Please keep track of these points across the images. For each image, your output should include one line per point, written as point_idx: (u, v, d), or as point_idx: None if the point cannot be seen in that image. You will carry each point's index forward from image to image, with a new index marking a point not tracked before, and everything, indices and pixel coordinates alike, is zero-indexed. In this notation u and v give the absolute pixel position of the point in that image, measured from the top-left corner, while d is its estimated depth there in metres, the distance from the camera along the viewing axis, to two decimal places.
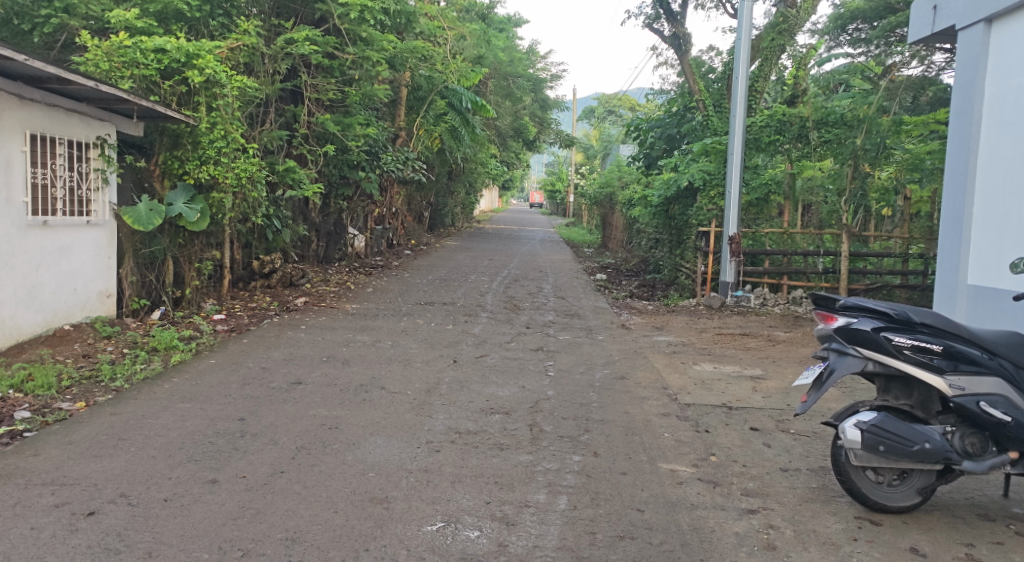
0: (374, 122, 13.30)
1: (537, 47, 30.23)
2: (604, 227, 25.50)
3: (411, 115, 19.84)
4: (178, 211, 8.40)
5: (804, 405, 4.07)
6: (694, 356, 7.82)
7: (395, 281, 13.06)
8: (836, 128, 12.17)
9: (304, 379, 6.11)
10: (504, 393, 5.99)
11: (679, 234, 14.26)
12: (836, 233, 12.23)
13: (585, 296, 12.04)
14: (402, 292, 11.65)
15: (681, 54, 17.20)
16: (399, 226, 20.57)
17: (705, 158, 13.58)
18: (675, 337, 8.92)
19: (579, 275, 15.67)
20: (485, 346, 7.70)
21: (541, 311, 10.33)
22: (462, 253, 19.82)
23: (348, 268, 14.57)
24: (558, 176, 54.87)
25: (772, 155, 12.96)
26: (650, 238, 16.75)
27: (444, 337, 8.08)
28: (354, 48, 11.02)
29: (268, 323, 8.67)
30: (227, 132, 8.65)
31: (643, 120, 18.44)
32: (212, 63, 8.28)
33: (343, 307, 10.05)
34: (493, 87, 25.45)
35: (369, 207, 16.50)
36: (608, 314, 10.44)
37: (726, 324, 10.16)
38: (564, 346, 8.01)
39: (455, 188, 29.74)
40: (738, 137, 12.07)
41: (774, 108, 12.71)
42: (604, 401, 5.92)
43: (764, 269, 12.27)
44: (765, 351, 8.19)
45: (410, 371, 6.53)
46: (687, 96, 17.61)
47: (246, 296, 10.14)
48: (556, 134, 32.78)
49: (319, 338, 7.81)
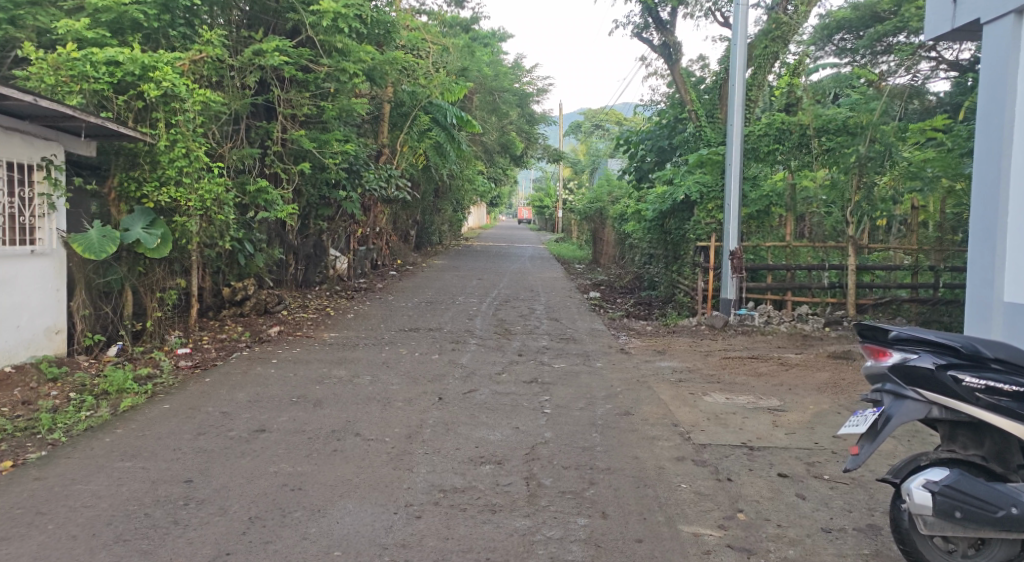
0: (354, 139, 12.66)
1: (522, 61, 29.79)
2: (595, 243, 24.95)
3: (395, 131, 19.22)
4: (135, 237, 7.68)
5: (855, 459, 3.43)
6: (702, 385, 7.16)
7: (378, 305, 12.40)
8: (837, 136, 11.56)
9: (269, 426, 5.40)
10: (496, 436, 5.30)
11: (676, 250, 13.67)
12: (842, 245, 11.63)
13: (580, 318, 11.39)
14: (385, 317, 10.96)
15: (671, 64, 16.54)
16: (384, 246, 19.87)
17: (700, 170, 12.99)
18: (679, 363, 8.26)
19: (572, 294, 15.04)
20: (473, 378, 7.01)
21: (534, 335, 9.66)
22: (449, 273, 19.15)
23: (328, 291, 13.89)
24: (546, 193, 54.44)
25: (770, 166, 12.40)
26: (645, 252, 16.16)
27: (429, 369, 7.39)
28: (330, 59, 10.37)
29: (237, 357, 7.96)
30: (189, 149, 7.92)
31: (633, 133, 17.96)
32: (170, 75, 7.58)
33: (321, 336, 9.34)
34: (478, 101, 24.92)
35: (351, 228, 15.86)
36: (605, 338, 9.76)
37: (732, 346, 9.51)
38: (560, 376, 7.34)
39: (442, 206, 29.12)
40: (735, 147, 11.51)
41: (772, 116, 12.16)
42: (609, 444, 5.24)
43: (767, 285, 11.65)
44: (779, 377, 7.53)
45: (389, 412, 5.83)
46: (677, 107, 17.07)
47: (216, 326, 9.43)
48: (543, 148, 32.26)
49: (292, 374, 7.11)
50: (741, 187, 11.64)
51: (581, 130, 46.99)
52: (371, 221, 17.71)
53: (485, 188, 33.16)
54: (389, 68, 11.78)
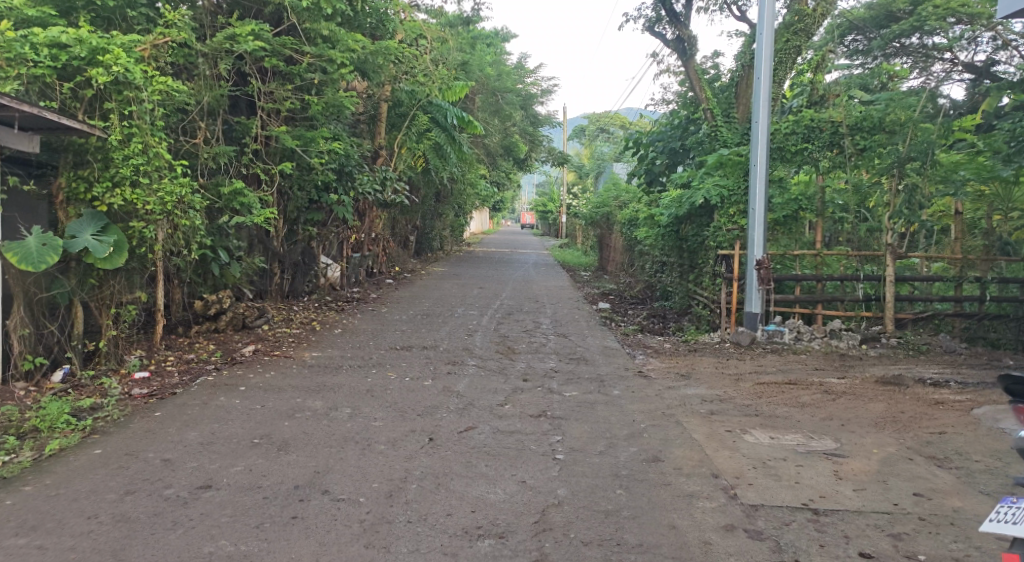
0: (345, 138, 11.67)
1: (525, 61, 28.82)
2: (601, 249, 23.92)
3: (392, 131, 18.25)
4: (82, 244, 6.66)
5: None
6: (739, 419, 6.14)
7: (370, 318, 11.36)
8: (874, 134, 10.63)
9: (217, 479, 4.39)
10: (497, 494, 4.31)
11: (693, 258, 12.65)
12: (878, 253, 10.60)
13: (590, 334, 10.36)
14: (375, 333, 9.92)
15: (686, 60, 15.53)
16: (380, 253, 18.85)
17: (720, 172, 11.96)
18: (706, 390, 7.22)
19: (580, 306, 14.00)
20: (471, 412, 5.98)
21: (541, 355, 8.64)
22: (449, 281, 18.11)
23: (317, 303, 12.87)
24: (549, 198, 53.43)
25: (798, 167, 11.35)
26: (657, 259, 15.21)
27: (420, 399, 6.37)
28: (314, 48, 9.35)
29: (200, 383, 6.94)
30: (147, 145, 6.93)
31: (643, 134, 16.91)
32: (123, 59, 6.57)
33: (301, 356, 8.31)
34: (479, 102, 23.99)
35: (343, 233, 14.86)
36: (620, 358, 8.72)
37: (762, 368, 8.48)
38: (572, 408, 6.31)
39: (443, 210, 28.14)
40: (760, 146, 10.49)
41: (799, 113, 11.13)
42: (636, 505, 4.25)
43: (795, 297, 10.60)
44: (827, 409, 6.49)
45: (369, 460, 4.83)
46: (690, 106, 16.08)
47: (184, 345, 8.44)
48: (547, 151, 31.21)
49: (259, 405, 6.09)
50: (767, 190, 10.65)
51: (584, 134, 46.05)
52: (366, 227, 16.71)
53: (486, 192, 32.17)
54: (384, 62, 10.82)
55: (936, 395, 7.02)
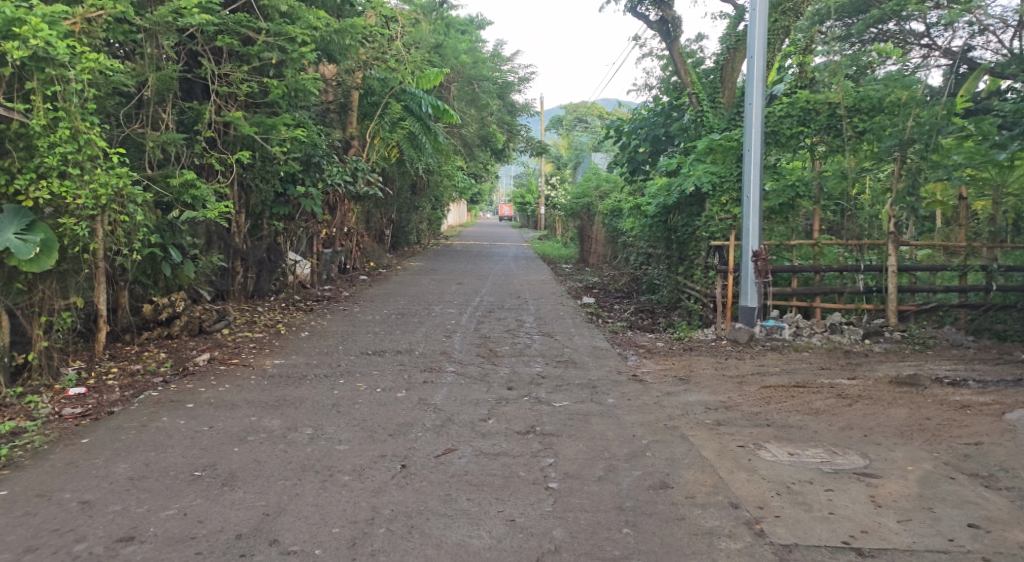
0: (310, 125, 10.88)
1: (502, 48, 28.07)
2: (582, 240, 23.25)
3: (363, 121, 17.45)
4: (5, 244, 5.81)
5: None
6: (750, 431, 5.50)
7: (341, 319, 10.59)
8: (872, 116, 10.02)
9: (146, 530, 3.67)
10: (483, 540, 3.65)
11: (683, 249, 12.01)
12: (879, 242, 10.02)
13: (577, 333, 9.67)
14: (345, 336, 9.15)
15: (670, 42, 14.85)
16: (354, 248, 18.02)
17: (710, 158, 11.34)
18: (709, 396, 6.55)
19: (564, 301, 13.31)
20: (450, 431, 5.28)
21: (526, 358, 7.94)
22: (425, 277, 17.34)
23: (285, 302, 12.06)
24: (528, 189, 52.79)
25: (792, 153, 10.75)
26: (643, 250, 14.57)
27: (391, 415, 5.63)
28: (270, 24, 8.56)
29: (144, 399, 6.15)
30: (77, 130, 6.16)
31: (625, 121, 16.19)
32: (45, 31, 5.74)
33: (261, 363, 7.52)
34: (455, 91, 23.21)
35: (313, 227, 14.06)
36: (611, 361, 8.04)
37: (764, 368, 7.83)
38: (564, 422, 5.63)
39: (420, 202, 27.35)
40: (754, 130, 9.86)
41: (793, 94, 10.50)
42: (648, 549, 3.61)
43: (793, 290, 10.00)
44: (845, 416, 5.83)
45: (330, 495, 4.11)
46: (672, 92, 15.41)
47: (132, 355, 7.64)
48: (526, 141, 30.40)
49: (207, 426, 5.34)
50: (762, 177, 10.03)
51: (563, 124, 45.30)
52: (338, 221, 15.89)
53: (464, 184, 31.35)
54: (351, 44, 10.06)
55: (959, 396, 6.39)
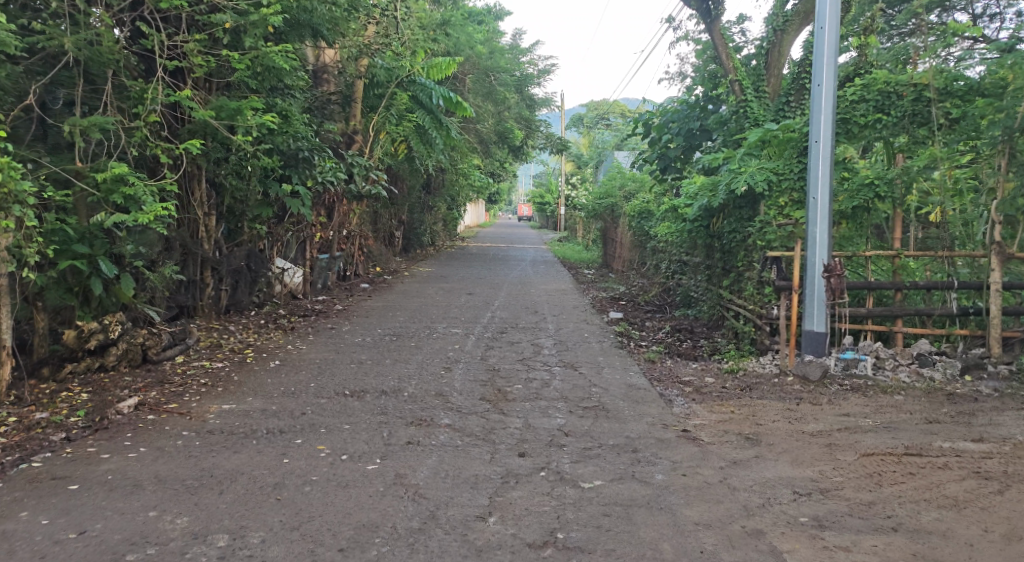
0: (294, 113, 9.24)
1: (519, 40, 26.45)
2: (605, 243, 21.51)
3: (369, 115, 16.08)
4: None
5: None
6: (867, 541, 3.82)
7: (325, 341, 8.94)
8: (968, 100, 8.20)
9: None
10: None
11: (729, 258, 10.25)
12: (977, 253, 8.18)
13: (606, 364, 7.91)
14: (321, 367, 7.48)
15: (710, 22, 13.03)
16: (356, 253, 16.40)
17: (763, 152, 9.58)
18: (793, 469, 4.80)
19: (588, 317, 11.59)
20: (434, 544, 3.66)
21: (542, 405, 6.24)
22: (433, 285, 15.70)
23: (265, 318, 10.45)
24: (547, 188, 51.05)
25: (865, 146, 8.96)
26: (678, 257, 12.83)
27: (354, 510, 4.01)
28: None
29: (23, 469, 4.53)
30: None
31: (654, 113, 14.28)
32: None
33: (205, 409, 5.88)
34: (471, 83, 21.62)
35: (303, 230, 12.46)
36: (652, 408, 6.29)
37: (852, 420, 6.05)
38: (596, 520, 4.00)
39: (432, 202, 25.70)
40: (824, 117, 8.13)
41: (867, 75, 8.74)
42: None
43: (870, 311, 8.21)
44: (1000, 513, 4.12)
45: None
46: (709, 81, 13.56)
47: (44, 396, 6.03)
48: (546, 137, 28.53)
49: (82, 528, 3.74)
50: (832, 174, 8.26)
51: (583, 122, 43.48)
52: (336, 223, 14.26)
53: (480, 182, 29.59)
54: (336, 14, 8.56)
55: None
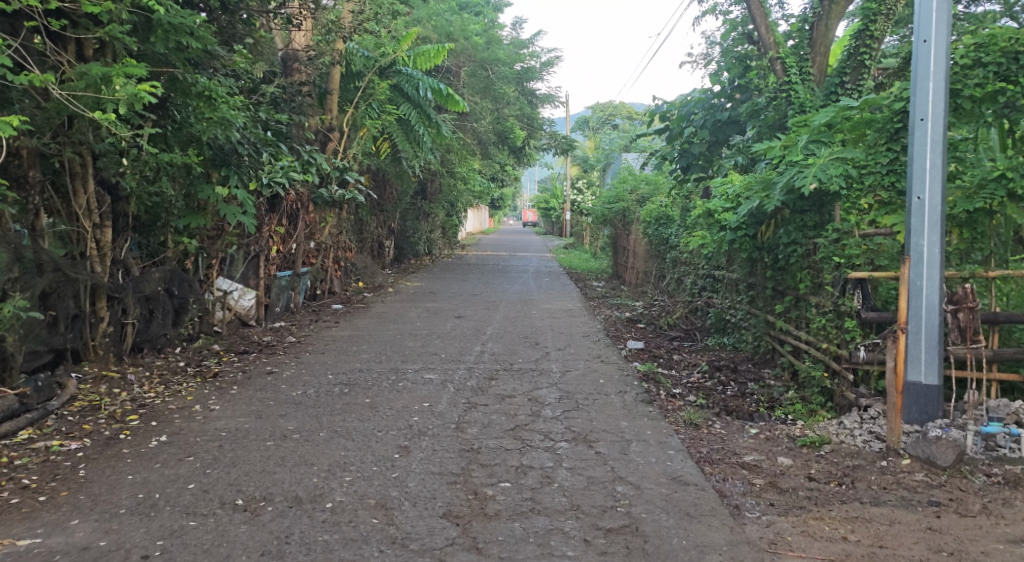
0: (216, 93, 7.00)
1: (519, 31, 24.19)
2: (616, 252, 19.17)
3: (343, 107, 13.79)
4: None
5: None
6: None
7: (252, 396, 6.63)
8: None
9: None
10: None
11: (784, 278, 7.90)
12: None
13: (634, 436, 5.59)
14: (224, 447, 5.19)
15: None
16: (330, 266, 14.12)
17: (834, 138, 7.20)
18: None
19: (600, 351, 9.26)
20: None
21: (541, 528, 3.96)
22: (418, 306, 13.34)
23: (190, 358, 8.15)
24: (553, 193, 48.69)
25: (981, 126, 6.56)
26: (711, 271, 10.49)
27: None
28: None
29: None
30: None
31: (675, 101, 11.82)
32: None
33: None
34: (465, 77, 19.32)
35: (251, 242, 10.15)
36: (711, 530, 4.03)
37: None
38: None
39: (426, 209, 23.40)
40: (937, 83, 5.75)
41: (987, 28, 6.33)
42: None
43: (1004, 355, 5.85)
44: None
45: None
46: (744, 61, 11.14)
47: None
48: (551, 136, 26.07)
49: None
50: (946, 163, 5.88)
51: (589, 123, 41.12)
52: (299, 233, 11.94)
53: (480, 187, 27.30)
54: None
55: None
